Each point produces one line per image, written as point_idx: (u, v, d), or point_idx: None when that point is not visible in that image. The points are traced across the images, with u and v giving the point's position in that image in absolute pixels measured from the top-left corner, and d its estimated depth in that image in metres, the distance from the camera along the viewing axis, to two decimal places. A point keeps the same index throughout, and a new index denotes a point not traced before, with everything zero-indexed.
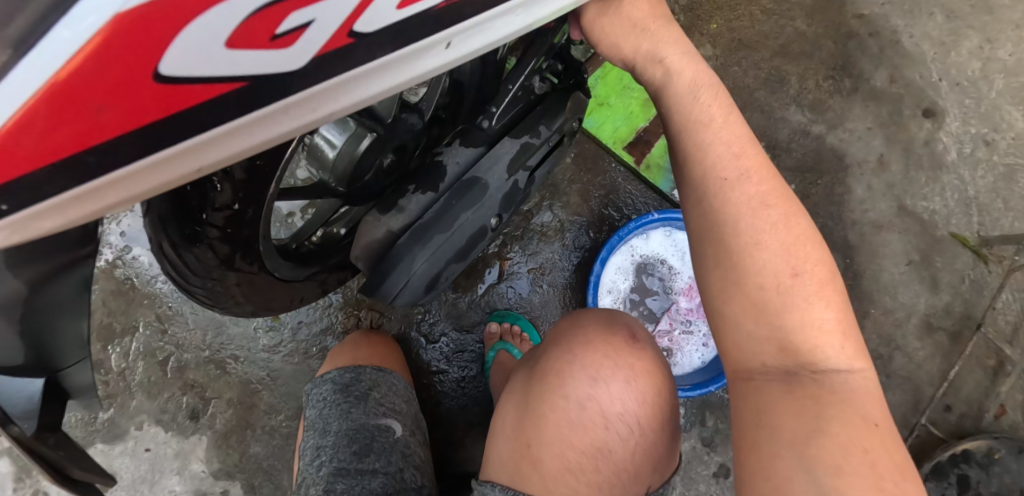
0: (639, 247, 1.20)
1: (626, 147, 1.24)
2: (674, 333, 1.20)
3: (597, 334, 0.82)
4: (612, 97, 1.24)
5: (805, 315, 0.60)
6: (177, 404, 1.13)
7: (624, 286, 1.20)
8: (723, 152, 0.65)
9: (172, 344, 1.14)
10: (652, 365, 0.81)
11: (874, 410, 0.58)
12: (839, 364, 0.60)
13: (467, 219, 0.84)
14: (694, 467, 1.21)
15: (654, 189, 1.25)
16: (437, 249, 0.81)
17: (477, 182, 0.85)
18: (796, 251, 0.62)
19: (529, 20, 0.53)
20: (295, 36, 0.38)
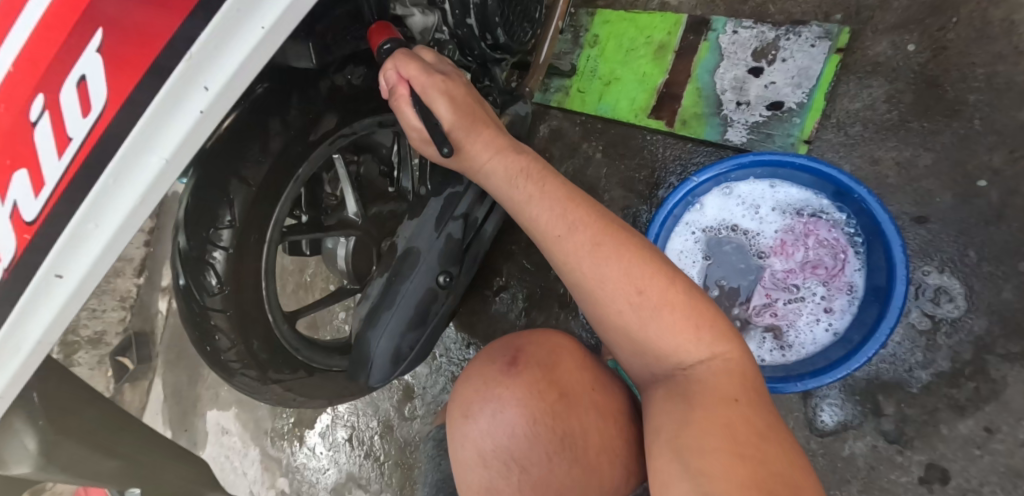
0: (695, 220, 0.98)
1: (652, 113, 1.04)
2: (777, 306, 0.93)
3: (480, 362, 0.66)
4: (617, 70, 1.06)
5: (650, 322, 0.60)
6: (367, 469, 1.24)
7: (694, 273, 0.97)
8: (534, 199, 0.67)
9: (347, 424, 1.27)
10: (534, 385, 0.61)
11: (733, 385, 0.57)
12: (698, 355, 0.59)
13: (411, 288, 0.85)
14: (884, 474, 0.87)
15: (705, 144, 1.01)
16: (391, 325, 0.84)
17: (412, 251, 0.86)
18: (631, 272, 0.61)
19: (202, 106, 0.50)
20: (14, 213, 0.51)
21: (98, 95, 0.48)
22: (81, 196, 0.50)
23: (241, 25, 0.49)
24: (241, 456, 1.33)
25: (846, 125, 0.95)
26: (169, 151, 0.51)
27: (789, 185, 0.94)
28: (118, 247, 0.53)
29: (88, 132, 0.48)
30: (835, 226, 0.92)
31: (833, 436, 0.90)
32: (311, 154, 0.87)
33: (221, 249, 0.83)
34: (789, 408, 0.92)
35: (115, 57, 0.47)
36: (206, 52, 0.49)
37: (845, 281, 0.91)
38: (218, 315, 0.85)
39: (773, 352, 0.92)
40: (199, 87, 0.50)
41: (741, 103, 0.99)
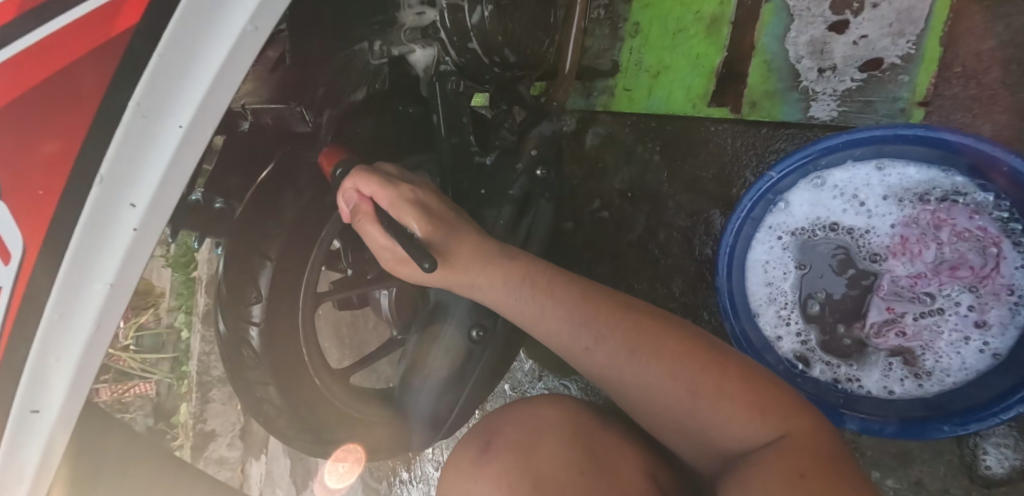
0: (782, 223, 0.77)
1: (712, 100, 0.86)
2: (906, 323, 0.72)
3: (458, 449, 0.61)
4: (665, 54, 0.89)
5: (703, 419, 0.54)
6: None
7: (790, 287, 0.77)
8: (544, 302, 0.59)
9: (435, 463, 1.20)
10: (504, 475, 0.53)
11: (805, 460, 0.47)
12: (752, 442, 0.51)
13: (445, 346, 0.70)
14: None
15: (783, 125, 0.83)
16: (429, 388, 0.71)
17: (444, 303, 0.71)
18: (652, 370, 0.55)
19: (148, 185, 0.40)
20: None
21: (15, 248, 0.37)
22: (26, 345, 0.40)
23: (153, 130, 0.39)
24: (348, 487, 1.31)
25: (977, 73, 0.72)
26: (112, 276, 0.41)
27: (903, 163, 0.72)
28: (83, 388, 0.44)
29: (14, 280, 0.38)
30: (980, 212, 0.69)
31: (1008, 485, 0.71)
32: (333, 213, 0.74)
33: (256, 325, 0.72)
34: (940, 450, 0.73)
35: (26, 207, 0.37)
36: (123, 170, 0.39)
37: (1001, 283, 0.68)
38: (264, 388, 0.74)
39: (901, 382, 0.72)
40: (125, 204, 0.40)
41: (824, 69, 0.78)
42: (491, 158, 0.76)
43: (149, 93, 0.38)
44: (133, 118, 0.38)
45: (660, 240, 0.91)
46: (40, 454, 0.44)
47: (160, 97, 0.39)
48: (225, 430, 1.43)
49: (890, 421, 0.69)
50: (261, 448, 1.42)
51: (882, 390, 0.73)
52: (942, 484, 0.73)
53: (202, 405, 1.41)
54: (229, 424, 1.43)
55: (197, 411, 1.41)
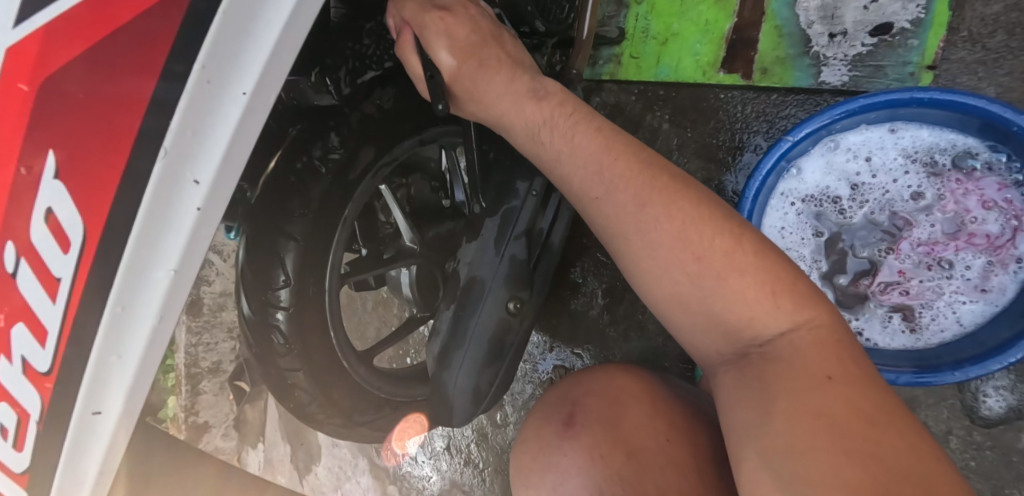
0: (796, 188, 0.79)
1: (722, 66, 0.87)
2: (910, 284, 0.76)
3: (538, 421, 0.59)
4: (673, 22, 0.89)
5: (716, 317, 0.50)
6: (471, 477, 1.21)
7: (807, 250, 0.79)
8: (609, 170, 0.54)
9: (446, 436, 1.23)
10: (594, 447, 0.53)
11: (829, 356, 0.47)
12: (776, 326, 0.49)
13: (481, 322, 0.72)
14: None
15: (796, 91, 0.84)
16: (465, 366, 0.72)
17: (476, 280, 0.72)
18: (706, 262, 0.50)
19: (207, 168, 0.40)
20: (41, 325, 0.38)
21: (74, 226, 0.36)
22: (91, 335, 0.39)
23: (216, 98, 0.39)
24: (353, 467, 1.32)
25: (982, 37, 0.75)
26: (175, 262, 0.41)
27: (917, 126, 0.74)
28: (145, 382, 0.43)
29: (75, 270, 0.37)
30: (1006, 182, 0.72)
31: (1004, 425, 0.76)
32: (355, 192, 0.73)
33: (283, 309, 0.72)
34: (943, 395, 0.78)
35: (86, 179, 0.36)
36: (187, 140, 0.39)
37: (1012, 253, 0.72)
38: (295, 374, 0.75)
39: (910, 339, 0.75)
40: (189, 181, 0.40)
41: (835, 34, 0.80)
42: None
43: (213, 57, 0.38)
44: (199, 82, 0.38)
45: None
46: (102, 456, 0.43)
47: (223, 63, 0.39)
48: (218, 421, 1.33)
49: (904, 371, 0.70)
50: (258, 437, 1.35)
51: (886, 341, 0.76)
52: (945, 427, 0.78)
53: (193, 397, 1.31)
54: (223, 414, 1.33)
55: (189, 404, 1.31)
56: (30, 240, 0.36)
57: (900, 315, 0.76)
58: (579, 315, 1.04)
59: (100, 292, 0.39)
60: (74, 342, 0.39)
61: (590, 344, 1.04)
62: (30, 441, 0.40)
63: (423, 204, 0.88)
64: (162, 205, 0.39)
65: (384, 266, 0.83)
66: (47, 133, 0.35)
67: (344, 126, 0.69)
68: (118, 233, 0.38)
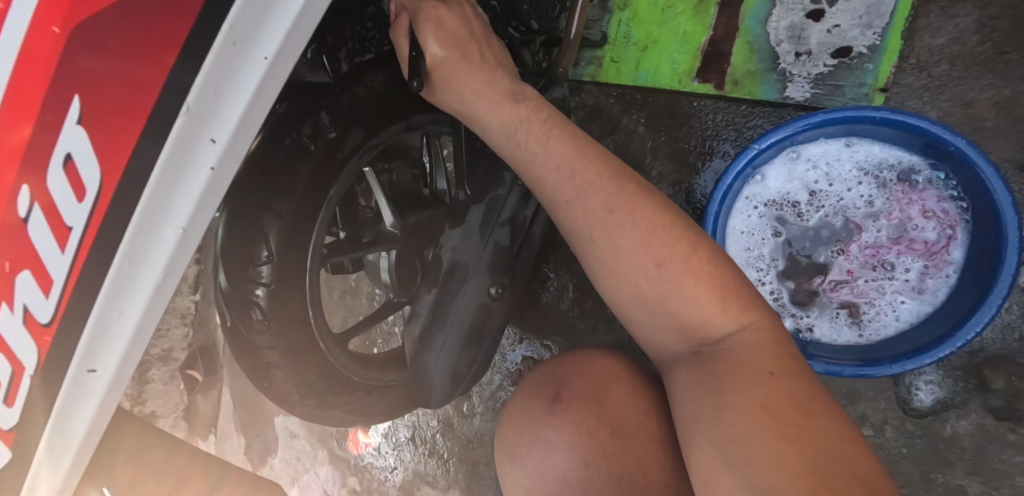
0: (759, 193, 0.86)
1: (698, 75, 0.93)
2: (857, 283, 0.83)
3: (520, 398, 0.59)
4: (653, 30, 0.94)
5: (675, 312, 0.54)
6: (434, 467, 1.23)
7: (767, 250, 0.86)
8: (580, 177, 0.57)
9: (410, 426, 1.25)
10: (582, 422, 0.54)
11: (770, 356, 0.51)
12: (722, 328, 0.53)
13: (462, 306, 0.75)
14: (993, 454, 0.79)
15: (763, 103, 0.91)
16: (446, 348, 0.75)
17: (458, 264, 0.75)
18: (654, 242, 0.54)
19: (223, 129, 0.40)
20: (46, 272, 0.39)
21: (90, 175, 0.37)
22: (96, 287, 0.40)
23: (240, 56, 0.39)
24: (312, 458, 1.31)
25: (929, 66, 0.82)
26: (184, 222, 0.41)
27: (870, 142, 0.82)
28: (144, 336, 0.44)
29: (89, 218, 0.38)
30: (945, 195, 0.80)
31: (933, 416, 0.81)
32: (342, 173, 0.74)
33: (263, 286, 0.72)
34: (881, 387, 0.83)
35: (108, 128, 0.36)
36: (208, 99, 0.39)
37: (947, 259, 0.80)
38: (270, 352, 0.76)
39: (854, 335, 0.83)
40: (206, 140, 0.40)
41: (801, 53, 0.87)
42: None
43: (240, 16, 0.37)
44: (223, 43, 0.37)
45: None
46: (95, 410, 0.45)
47: (247, 25, 0.38)
48: (168, 410, 1.24)
49: (848, 364, 0.76)
50: (209, 428, 1.29)
51: (832, 336, 0.83)
52: (881, 417, 0.83)
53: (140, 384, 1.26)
54: (164, 408, 1.29)
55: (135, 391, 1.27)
56: (47, 184, 0.37)
57: (846, 312, 0.83)
58: (549, 309, 1.09)
59: (111, 244, 0.39)
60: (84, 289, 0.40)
61: (559, 336, 1.09)
62: (20, 397, 0.43)
63: (405, 190, 0.89)
64: (176, 163, 0.39)
65: (365, 249, 0.84)
66: (71, 75, 0.35)
67: (335, 106, 0.70)
68: (132, 187, 0.38)
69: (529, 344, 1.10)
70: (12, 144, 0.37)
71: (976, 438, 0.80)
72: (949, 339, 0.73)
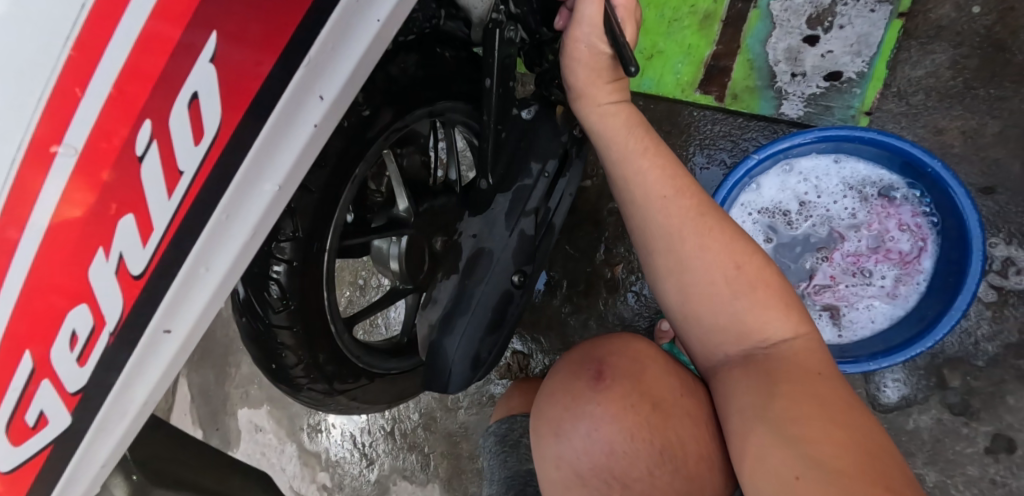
0: (754, 201, 0.92)
1: (699, 86, 0.99)
2: (838, 287, 0.91)
3: (561, 376, 0.63)
4: (660, 41, 0.99)
5: (740, 312, 0.58)
6: (412, 461, 1.23)
7: None
8: (662, 183, 0.61)
9: (390, 418, 1.25)
10: (626, 398, 0.57)
11: (815, 359, 0.57)
12: (783, 331, 0.58)
13: (486, 291, 0.70)
14: (949, 446, 0.88)
15: (759, 118, 0.98)
16: (467, 333, 0.70)
17: (482, 251, 0.71)
18: (735, 251, 0.59)
19: (331, 86, 0.42)
20: (151, 217, 0.38)
21: (211, 118, 0.37)
22: (191, 240, 0.41)
23: (358, 16, 0.41)
24: (279, 453, 1.31)
25: (908, 94, 0.91)
26: (281, 179, 0.43)
27: (856, 159, 0.90)
28: (224, 291, 0.45)
29: (200, 164, 0.38)
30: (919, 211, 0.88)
31: (897, 411, 0.90)
32: (369, 152, 0.67)
33: (284, 262, 0.64)
34: (853, 384, 0.92)
35: (234, 76, 0.37)
36: (324, 56, 0.41)
37: (918, 268, 0.88)
38: (284, 332, 0.67)
39: (834, 335, 0.90)
40: (314, 96, 0.41)
41: (796, 74, 0.94)
42: (528, 112, 0.72)
43: None
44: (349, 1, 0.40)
45: None
46: (166, 365, 0.45)
47: None
48: None
49: None
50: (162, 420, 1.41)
51: None
52: None
53: None
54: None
55: None
56: (166, 126, 0.36)
57: (828, 314, 0.91)
58: (542, 305, 1.13)
59: (216, 193, 0.40)
60: (181, 236, 0.40)
61: (550, 331, 1.13)
62: (94, 356, 0.41)
63: (416, 178, 0.86)
64: (286, 119, 0.41)
65: (375, 233, 0.80)
66: (210, 19, 0.35)
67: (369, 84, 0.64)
68: (243, 138, 0.39)
69: (520, 337, 1.14)
70: (139, 78, 0.35)
71: (935, 433, 0.88)
72: (920, 339, 0.80)
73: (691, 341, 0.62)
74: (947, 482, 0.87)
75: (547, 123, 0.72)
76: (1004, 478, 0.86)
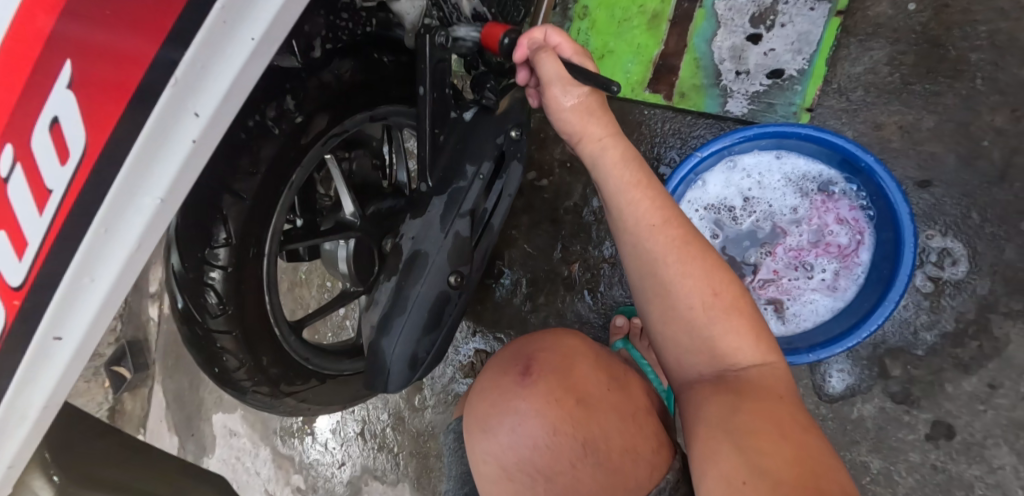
0: (699, 198, 0.94)
1: (649, 86, 1.00)
2: (782, 281, 0.93)
3: (493, 374, 0.63)
4: (609, 41, 1.02)
5: (713, 333, 0.59)
6: (381, 461, 1.25)
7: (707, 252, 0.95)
8: (643, 211, 0.62)
9: (360, 419, 1.27)
10: (551, 393, 0.58)
11: (779, 385, 0.58)
12: (751, 360, 0.59)
13: (423, 292, 0.71)
14: (892, 433, 0.90)
15: (708, 115, 0.99)
16: (405, 332, 0.71)
17: (419, 254, 0.72)
18: (713, 280, 0.60)
19: (211, 104, 0.40)
20: (24, 235, 0.41)
21: (76, 141, 0.38)
22: (68, 254, 0.41)
23: (231, 33, 0.39)
24: (252, 456, 1.33)
25: (848, 90, 0.93)
26: (163, 192, 0.41)
27: (796, 155, 0.92)
28: (115, 301, 0.44)
29: (67, 185, 0.39)
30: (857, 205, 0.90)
31: (842, 400, 0.92)
32: (306, 158, 0.69)
33: (220, 268, 0.66)
34: (799, 375, 0.94)
35: (95, 93, 0.37)
36: (193, 74, 0.38)
37: (857, 260, 0.90)
38: (224, 337, 0.69)
39: (777, 327, 0.92)
40: (188, 113, 0.40)
41: (741, 72, 0.96)
42: (469, 114, 0.75)
43: None
44: (215, 21, 0.37)
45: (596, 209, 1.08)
46: (60, 375, 0.46)
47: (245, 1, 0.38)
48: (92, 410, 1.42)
49: None
50: (136, 428, 1.44)
51: None
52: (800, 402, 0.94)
53: None
54: (95, 404, 1.41)
55: None
56: (31, 150, 0.39)
57: (772, 307, 0.93)
58: (504, 303, 1.15)
59: (88, 210, 0.40)
60: (59, 249, 0.41)
61: (511, 329, 1.15)
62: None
63: (365, 181, 0.89)
64: (160, 134, 0.39)
65: (322, 237, 0.82)
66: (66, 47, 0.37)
67: (300, 91, 0.65)
68: (112, 154, 0.39)
69: (482, 336, 1.16)
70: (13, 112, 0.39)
71: (877, 421, 0.90)
72: (855, 330, 0.82)
73: (664, 362, 0.64)
74: (890, 468, 0.90)
75: (482, 125, 0.74)
76: (944, 464, 0.88)
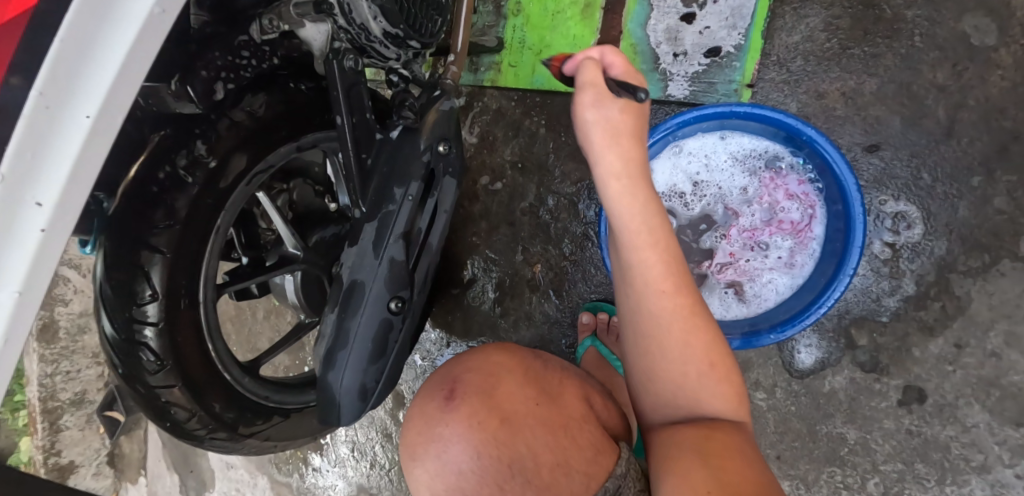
0: None
1: None
2: (740, 263, 0.91)
3: (419, 400, 0.63)
4: (545, 35, 1.01)
5: (676, 332, 0.61)
6: (376, 478, 1.25)
7: None
8: (628, 211, 0.60)
9: (349, 439, 1.27)
10: (473, 415, 0.58)
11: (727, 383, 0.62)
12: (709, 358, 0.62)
13: (363, 323, 0.71)
14: (865, 402, 0.89)
15: (650, 100, 0.97)
16: (351, 364, 0.72)
17: (356, 284, 0.72)
18: (679, 284, 0.61)
19: (52, 190, 0.40)
20: None
21: None
22: None
23: (60, 119, 0.39)
24: (252, 486, 1.33)
25: (787, 61, 0.91)
26: (20, 284, 0.39)
27: (740, 134, 0.90)
28: None
29: None
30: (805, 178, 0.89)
31: (812, 375, 0.91)
32: (229, 200, 0.69)
33: (151, 325, 0.66)
34: (769, 355, 0.92)
35: None
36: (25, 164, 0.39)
37: (812, 235, 0.89)
38: (168, 391, 0.68)
39: (738, 309, 0.91)
40: (30, 203, 0.39)
41: (678, 53, 0.94)
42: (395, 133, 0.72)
43: (48, 82, 0.39)
44: (34, 108, 0.38)
45: (550, 207, 1.07)
46: None
47: (61, 88, 0.39)
48: (87, 459, 1.40)
49: (733, 338, 0.84)
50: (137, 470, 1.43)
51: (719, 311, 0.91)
52: (772, 381, 0.92)
53: (53, 435, 1.32)
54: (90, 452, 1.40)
55: (48, 443, 1.32)
56: None
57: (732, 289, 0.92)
58: (474, 310, 1.14)
59: None
60: None
61: (484, 335, 1.13)
62: None
63: (308, 210, 0.87)
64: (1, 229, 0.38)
65: (265, 274, 0.80)
66: None
67: (212, 132, 0.65)
68: None
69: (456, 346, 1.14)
70: None
71: (850, 391, 0.89)
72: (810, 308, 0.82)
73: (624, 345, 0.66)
74: (866, 437, 0.89)
75: (407, 144, 0.72)
76: (919, 427, 0.87)
